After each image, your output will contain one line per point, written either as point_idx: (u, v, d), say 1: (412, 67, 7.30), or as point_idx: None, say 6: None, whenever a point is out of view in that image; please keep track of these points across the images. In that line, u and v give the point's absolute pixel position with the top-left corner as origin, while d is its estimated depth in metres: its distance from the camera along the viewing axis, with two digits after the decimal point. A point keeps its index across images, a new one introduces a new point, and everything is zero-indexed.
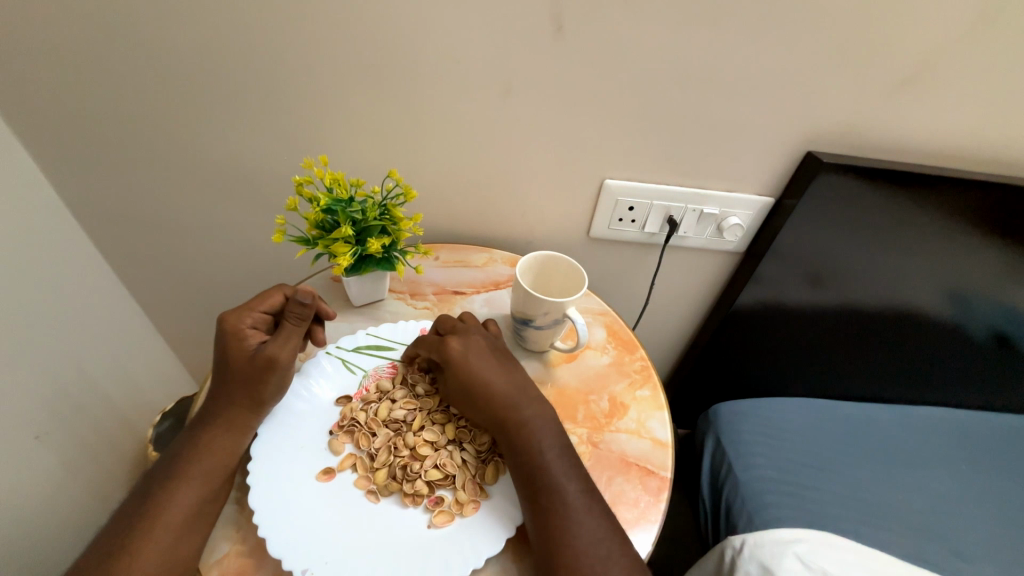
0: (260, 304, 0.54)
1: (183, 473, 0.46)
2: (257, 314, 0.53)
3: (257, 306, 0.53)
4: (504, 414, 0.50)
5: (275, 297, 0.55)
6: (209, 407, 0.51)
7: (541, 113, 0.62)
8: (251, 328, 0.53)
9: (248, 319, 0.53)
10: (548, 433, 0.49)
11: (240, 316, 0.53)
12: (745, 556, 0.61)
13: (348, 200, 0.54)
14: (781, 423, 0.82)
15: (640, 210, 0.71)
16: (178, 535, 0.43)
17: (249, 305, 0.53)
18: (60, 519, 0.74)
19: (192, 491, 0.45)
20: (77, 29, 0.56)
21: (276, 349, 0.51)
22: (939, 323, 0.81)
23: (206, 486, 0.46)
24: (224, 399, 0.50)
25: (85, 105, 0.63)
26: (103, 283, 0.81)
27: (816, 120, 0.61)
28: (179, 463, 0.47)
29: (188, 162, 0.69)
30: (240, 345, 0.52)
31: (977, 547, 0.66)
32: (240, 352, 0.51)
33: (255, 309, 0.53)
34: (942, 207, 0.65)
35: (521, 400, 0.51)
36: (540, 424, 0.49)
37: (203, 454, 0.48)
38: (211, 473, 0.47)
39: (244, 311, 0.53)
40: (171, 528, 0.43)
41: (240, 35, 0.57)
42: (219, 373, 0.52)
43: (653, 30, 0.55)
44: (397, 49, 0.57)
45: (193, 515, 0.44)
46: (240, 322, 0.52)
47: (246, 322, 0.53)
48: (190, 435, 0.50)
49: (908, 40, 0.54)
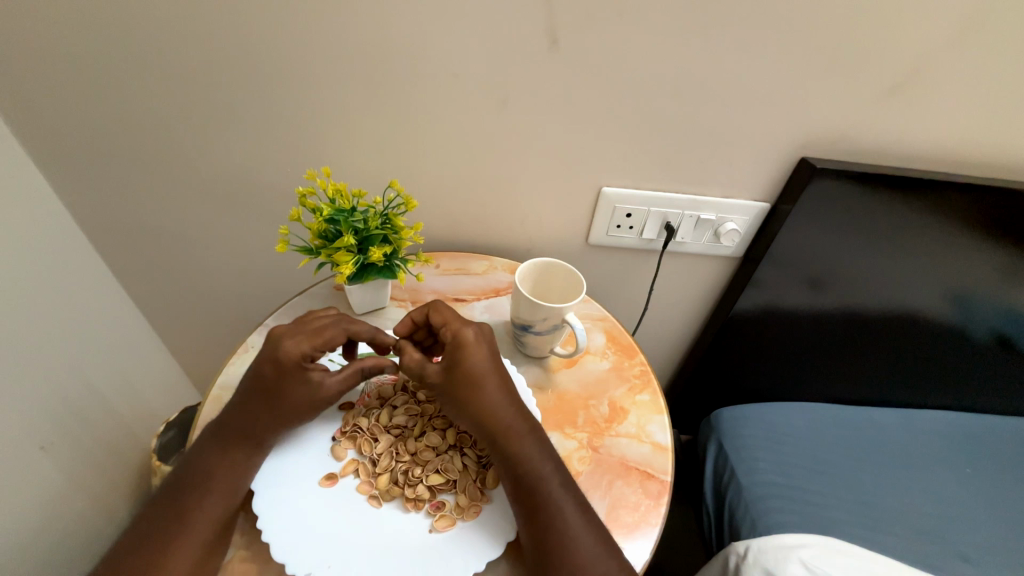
0: (323, 336, 0.51)
1: (205, 487, 0.46)
2: (315, 347, 0.50)
3: (320, 339, 0.51)
4: (501, 422, 0.48)
5: (337, 331, 0.52)
6: (233, 421, 0.48)
7: (537, 121, 0.63)
8: (308, 361, 0.50)
9: (311, 350, 0.50)
10: (538, 446, 0.48)
11: (303, 344, 0.50)
12: (749, 562, 0.61)
13: (350, 210, 0.55)
14: (785, 427, 0.81)
15: (637, 216, 0.72)
16: (206, 550, 0.43)
17: (311, 334, 0.51)
18: (64, 530, 0.74)
19: (214, 503, 0.45)
20: (86, 46, 0.58)
21: (336, 389, 0.51)
22: (940, 326, 0.81)
23: (229, 502, 0.45)
24: (263, 425, 0.48)
25: (93, 119, 0.64)
26: (109, 293, 0.82)
27: (807, 126, 0.62)
28: (200, 475, 0.46)
29: (192, 174, 0.70)
30: (299, 379, 0.49)
31: (985, 552, 0.65)
32: (297, 386, 0.49)
33: (318, 341, 0.50)
34: (937, 209, 0.66)
35: (511, 411, 0.49)
36: (529, 437, 0.48)
37: (224, 467, 0.47)
38: (233, 486, 0.46)
39: (305, 343, 0.50)
40: (198, 544, 0.43)
41: (243, 49, 0.58)
42: (263, 393, 0.49)
43: (645, 41, 0.56)
44: (396, 63, 0.59)
45: (219, 530, 0.45)
46: (301, 355, 0.49)
47: (305, 356, 0.50)
48: (209, 447, 0.48)
49: (893, 48, 0.55)
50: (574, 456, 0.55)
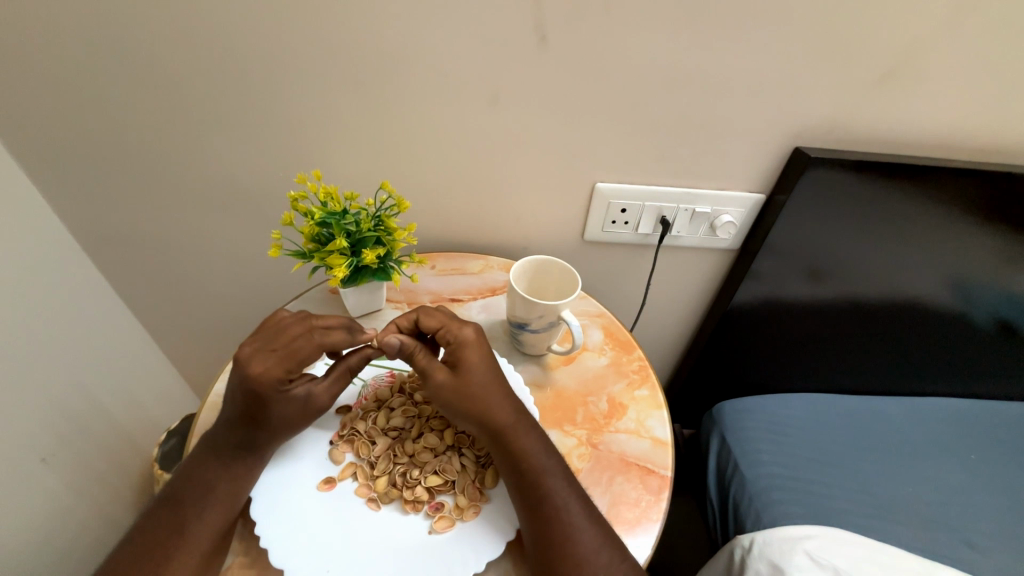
0: (297, 355, 0.48)
1: (204, 499, 0.46)
2: (290, 367, 0.48)
3: (295, 359, 0.48)
4: (505, 420, 0.48)
5: (309, 346, 0.49)
6: (225, 435, 0.48)
7: (529, 119, 0.63)
8: (286, 381, 0.48)
9: (287, 372, 0.48)
10: (538, 439, 0.48)
11: (279, 368, 0.47)
12: (755, 555, 0.61)
13: (341, 213, 0.55)
14: (788, 419, 0.80)
15: (632, 211, 0.72)
16: (204, 558, 0.43)
17: (283, 356, 0.48)
18: (68, 542, 0.75)
19: (213, 514, 0.45)
20: (73, 56, 0.58)
21: (325, 395, 0.51)
22: (940, 312, 0.81)
23: (229, 512, 0.45)
24: (253, 446, 0.48)
25: (82, 128, 0.64)
26: (105, 303, 0.82)
27: (801, 115, 0.62)
28: (198, 488, 0.46)
29: (183, 181, 0.70)
30: (282, 401, 0.48)
31: (991, 539, 0.65)
32: (284, 408, 0.48)
33: (294, 362, 0.48)
34: (933, 195, 0.65)
35: (513, 405, 0.50)
36: (530, 431, 0.49)
37: (220, 478, 0.46)
38: (230, 498, 0.46)
39: (276, 365, 0.47)
40: (197, 555, 0.43)
41: (230, 55, 0.58)
42: (247, 419, 0.47)
43: (635, 34, 0.56)
44: (384, 63, 0.59)
45: (218, 540, 0.45)
46: (276, 379, 0.47)
47: (282, 378, 0.48)
48: (206, 459, 0.48)
49: (883, 35, 0.55)
50: (574, 454, 0.54)
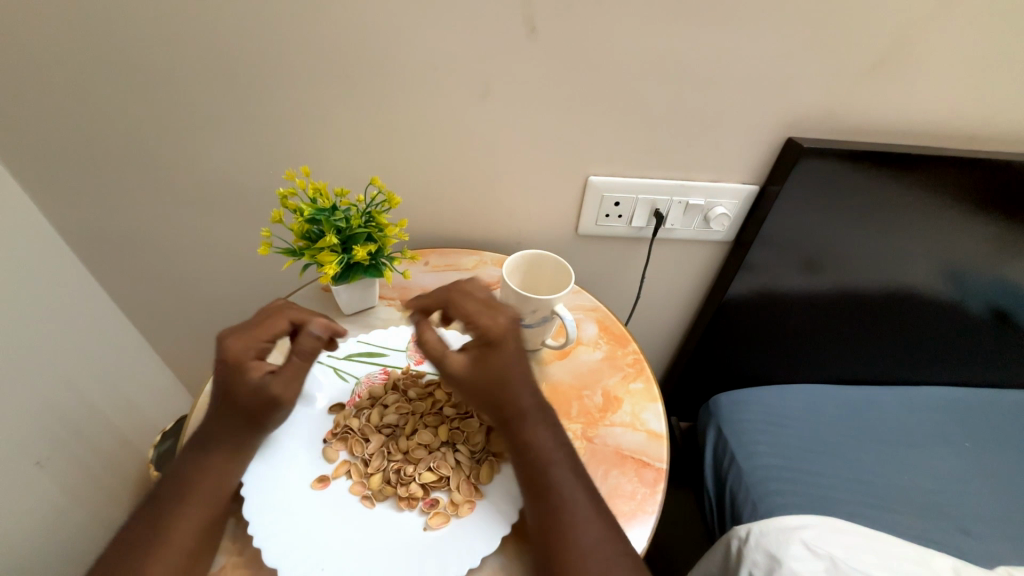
0: (266, 330, 0.50)
1: (190, 497, 0.45)
2: (256, 343, 0.49)
3: (261, 332, 0.50)
4: (522, 406, 0.48)
5: (281, 322, 0.51)
6: (212, 431, 0.48)
7: (520, 112, 0.63)
8: (251, 358, 0.49)
9: (251, 346, 0.49)
10: (551, 428, 0.48)
11: (243, 342, 0.49)
12: (752, 545, 0.61)
13: (331, 209, 0.54)
14: (786, 409, 0.80)
15: (626, 204, 0.71)
16: (192, 558, 0.43)
17: (251, 330, 0.50)
18: (63, 545, 0.74)
19: (199, 512, 0.45)
20: (57, 54, 0.57)
21: (278, 384, 0.48)
22: (935, 301, 0.81)
23: (217, 512, 0.45)
24: (224, 432, 0.47)
25: (66, 128, 0.63)
26: (95, 305, 0.81)
27: (793, 106, 0.61)
28: (185, 484, 0.46)
29: (172, 181, 0.69)
30: (240, 380, 0.47)
31: (987, 526, 0.65)
32: (242, 387, 0.47)
33: (259, 335, 0.50)
34: (928, 183, 0.65)
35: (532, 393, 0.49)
36: (543, 420, 0.48)
37: (207, 476, 0.46)
38: (216, 497, 0.46)
39: (243, 339, 0.49)
40: (183, 553, 0.43)
41: (217, 53, 0.58)
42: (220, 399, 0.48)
43: (625, 26, 0.55)
44: (374, 58, 0.58)
45: (206, 537, 0.44)
46: (239, 352, 0.48)
47: (245, 354, 0.48)
48: (194, 455, 0.47)
49: (876, 24, 0.55)
50: None
